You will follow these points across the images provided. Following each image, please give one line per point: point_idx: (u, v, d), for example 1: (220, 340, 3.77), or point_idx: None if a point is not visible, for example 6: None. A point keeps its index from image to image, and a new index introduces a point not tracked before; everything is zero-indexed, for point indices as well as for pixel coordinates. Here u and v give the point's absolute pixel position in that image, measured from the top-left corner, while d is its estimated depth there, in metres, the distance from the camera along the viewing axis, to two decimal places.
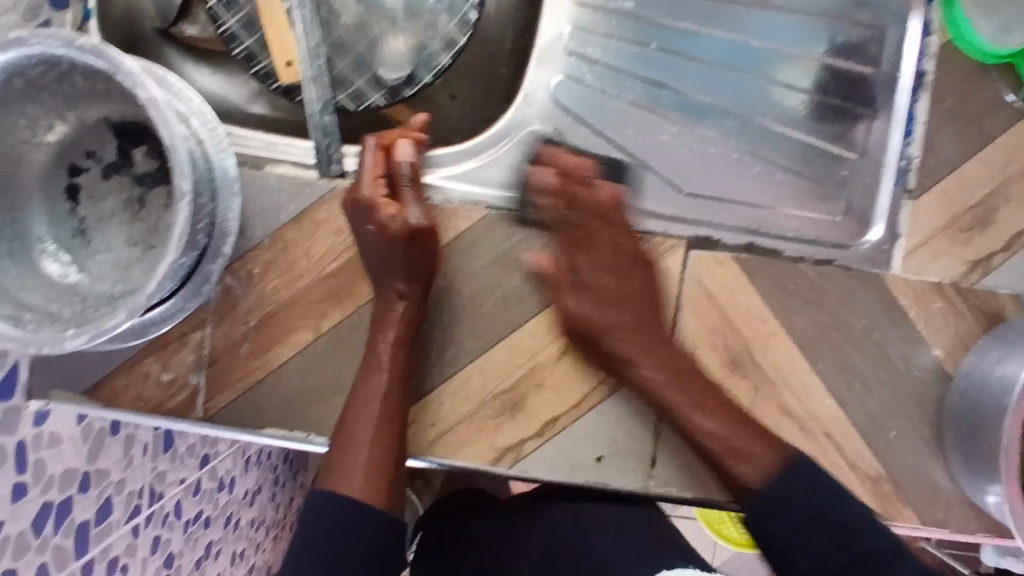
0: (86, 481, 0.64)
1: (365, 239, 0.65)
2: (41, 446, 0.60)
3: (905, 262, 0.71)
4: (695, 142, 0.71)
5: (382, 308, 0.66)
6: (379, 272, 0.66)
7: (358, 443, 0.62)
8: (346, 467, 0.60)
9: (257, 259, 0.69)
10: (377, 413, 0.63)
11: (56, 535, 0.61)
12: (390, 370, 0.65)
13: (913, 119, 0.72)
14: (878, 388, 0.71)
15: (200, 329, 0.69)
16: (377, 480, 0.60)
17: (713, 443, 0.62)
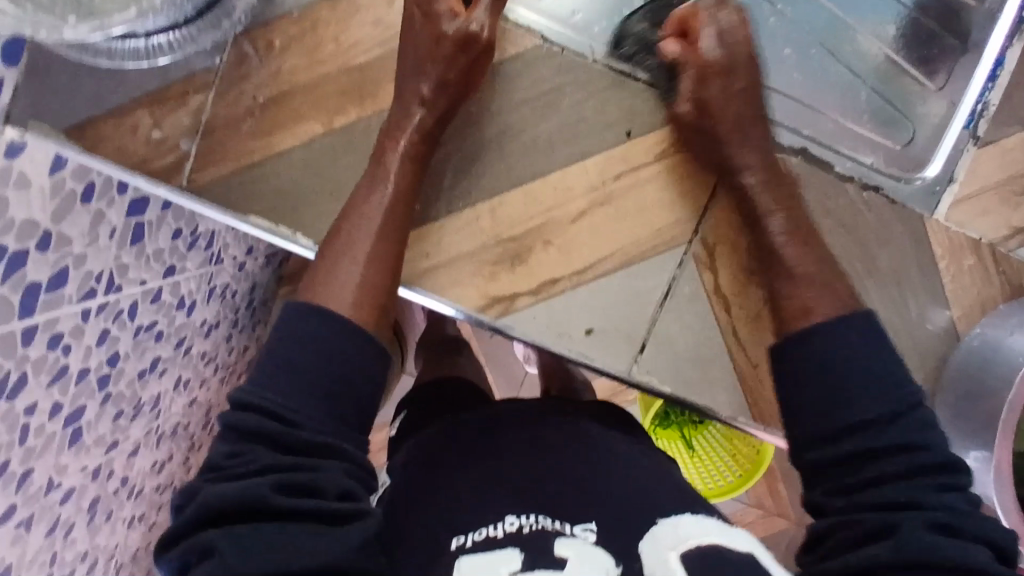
0: (47, 241, 0.52)
1: (414, 27, 0.60)
2: (8, 181, 0.48)
3: (952, 210, 0.68)
4: (782, 26, 0.67)
5: (401, 111, 0.60)
6: (408, 71, 0.60)
7: (352, 258, 0.55)
8: (336, 278, 0.54)
9: (281, 30, 0.64)
10: (377, 230, 0.57)
11: (2, 286, 0.48)
12: (395, 184, 0.59)
13: (1002, 64, 0.68)
14: (885, 330, 0.68)
15: (203, 91, 0.63)
16: (367, 301, 0.54)
17: (803, 270, 0.55)
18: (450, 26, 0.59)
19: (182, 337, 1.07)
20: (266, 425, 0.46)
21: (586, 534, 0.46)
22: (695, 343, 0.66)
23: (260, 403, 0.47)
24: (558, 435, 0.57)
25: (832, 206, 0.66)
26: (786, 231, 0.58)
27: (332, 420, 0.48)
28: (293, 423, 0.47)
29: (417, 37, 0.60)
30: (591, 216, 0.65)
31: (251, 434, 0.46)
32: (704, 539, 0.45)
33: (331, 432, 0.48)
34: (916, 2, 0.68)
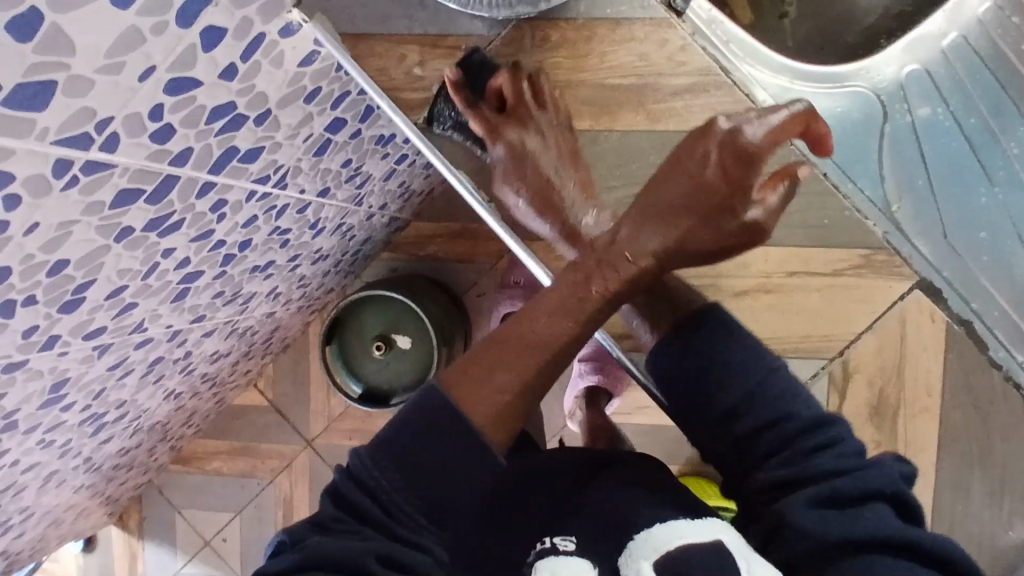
0: (263, 118, 0.66)
1: (697, 162, 0.52)
2: (269, 55, 0.61)
3: None
4: (991, 208, 0.70)
5: (611, 245, 0.53)
6: (666, 208, 0.52)
7: (503, 373, 0.47)
8: (482, 387, 0.46)
9: (559, 29, 0.69)
10: (533, 367, 0.48)
11: (216, 135, 0.61)
12: (583, 321, 0.50)
13: None
14: (968, 520, 0.70)
15: (471, 53, 0.70)
16: (501, 424, 0.46)
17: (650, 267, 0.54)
18: (745, 206, 0.52)
19: (297, 255, 1.11)
20: (358, 501, 0.43)
21: (565, 544, 0.50)
22: None
23: (362, 480, 0.43)
24: (643, 503, 0.54)
25: (973, 385, 0.68)
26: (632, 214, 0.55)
27: (428, 510, 0.43)
28: (392, 510, 0.43)
29: (687, 172, 0.52)
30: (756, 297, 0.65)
31: (352, 508, 0.43)
32: (680, 541, 0.46)
33: (418, 514, 0.43)
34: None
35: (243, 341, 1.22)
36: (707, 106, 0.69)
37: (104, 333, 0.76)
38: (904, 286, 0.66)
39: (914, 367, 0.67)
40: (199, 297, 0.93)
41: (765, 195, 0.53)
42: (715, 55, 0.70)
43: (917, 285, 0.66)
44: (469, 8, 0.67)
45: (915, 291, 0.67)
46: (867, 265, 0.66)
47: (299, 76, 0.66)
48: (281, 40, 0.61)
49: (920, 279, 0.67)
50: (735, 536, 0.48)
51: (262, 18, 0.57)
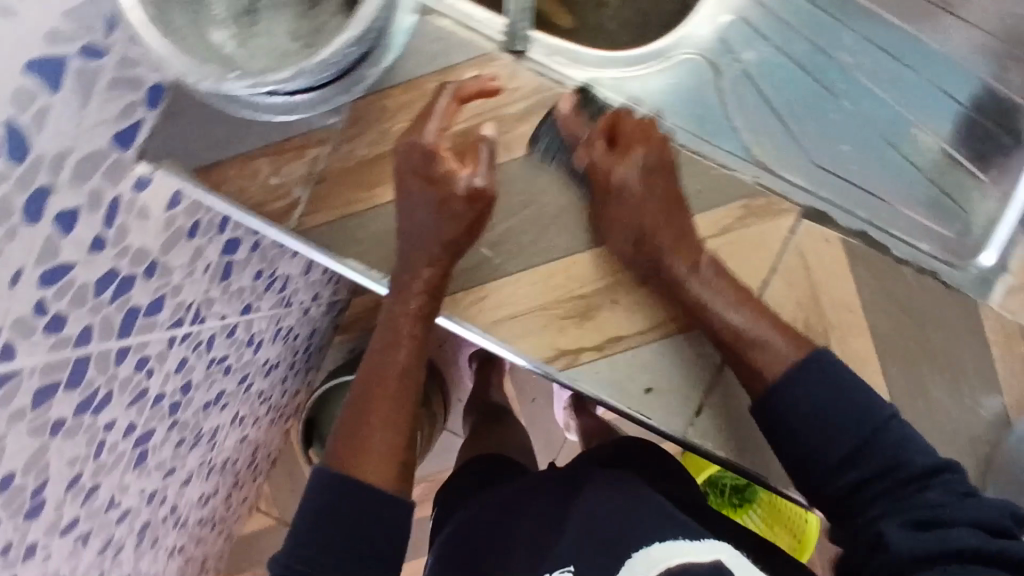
0: (152, 269, 0.65)
1: (410, 189, 0.67)
2: (131, 212, 0.60)
3: (1003, 298, 0.71)
4: (844, 119, 0.72)
5: (407, 272, 0.67)
6: (414, 237, 0.67)
7: (370, 422, 0.62)
8: (361, 448, 0.61)
9: (392, 95, 0.70)
10: (387, 402, 0.64)
11: (110, 305, 0.61)
12: (410, 343, 0.67)
13: None
14: (941, 414, 0.70)
15: (319, 146, 0.71)
16: (390, 459, 0.61)
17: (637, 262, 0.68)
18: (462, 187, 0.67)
19: (246, 375, 1.11)
20: None
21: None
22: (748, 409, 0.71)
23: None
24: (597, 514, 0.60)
25: (890, 287, 0.70)
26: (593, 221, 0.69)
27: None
28: None
29: (414, 206, 0.67)
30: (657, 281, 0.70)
31: None
32: (674, 560, 0.50)
33: None
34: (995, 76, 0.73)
35: (226, 473, 1.21)
36: (552, 120, 0.70)
37: (79, 524, 0.73)
38: (791, 218, 0.69)
39: (829, 291, 0.69)
40: (162, 453, 0.92)
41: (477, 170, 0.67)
42: (543, 70, 0.72)
43: (801, 215, 0.69)
44: (302, 107, 0.69)
45: (802, 222, 0.69)
46: (749, 213, 0.68)
47: (173, 218, 0.65)
48: (137, 194, 0.61)
49: (802, 207, 0.69)
50: (734, 552, 0.52)
51: (111, 181, 0.58)
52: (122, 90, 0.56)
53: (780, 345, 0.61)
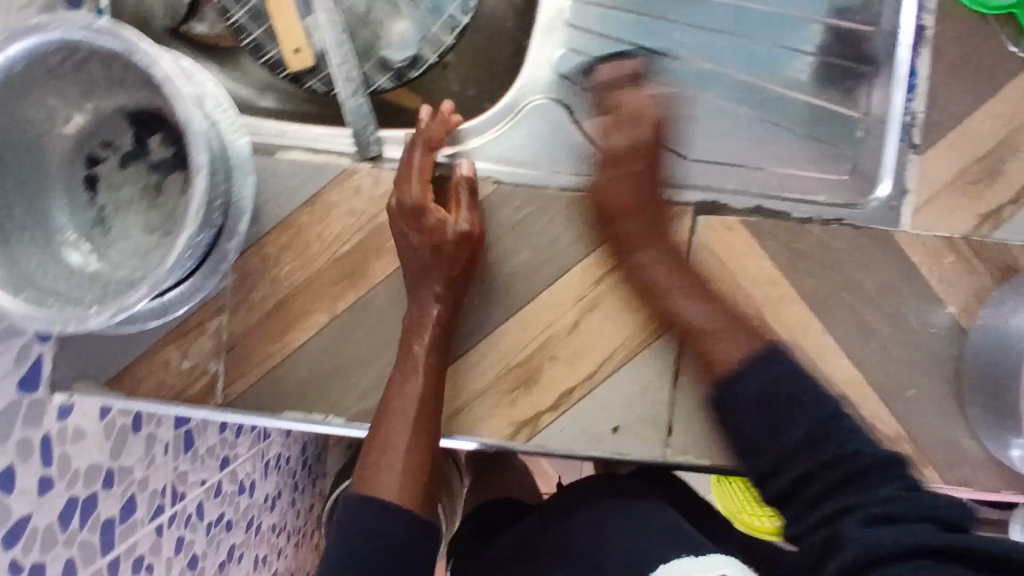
0: (110, 478, 0.64)
1: (404, 229, 0.67)
2: (66, 440, 0.61)
3: (915, 219, 0.71)
4: (702, 111, 0.71)
5: (417, 310, 0.66)
6: (415, 271, 0.67)
7: (390, 449, 0.61)
8: (382, 475, 0.60)
9: (270, 242, 0.70)
10: (408, 430, 0.62)
11: (82, 530, 0.62)
12: (426, 373, 0.65)
13: (914, 75, 0.70)
14: (894, 347, 0.70)
15: (217, 316, 0.70)
16: (413, 490, 0.60)
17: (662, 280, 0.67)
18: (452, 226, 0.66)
19: None
20: None
21: None
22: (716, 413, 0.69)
23: None
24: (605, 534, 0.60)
25: (800, 249, 0.70)
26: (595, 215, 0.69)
27: None
28: None
29: (410, 237, 0.67)
30: (587, 323, 0.70)
31: None
32: None
33: None
34: (837, 12, 0.71)
35: None
36: None
37: None
38: (687, 218, 0.70)
39: (745, 272, 0.70)
40: None
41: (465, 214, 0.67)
42: None
43: (696, 212, 0.70)
44: (177, 302, 0.60)
45: (699, 219, 0.70)
46: (646, 229, 0.70)
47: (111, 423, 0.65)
48: (62, 423, 0.61)
49: (694, 203, 0.70)
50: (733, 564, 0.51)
51: (33, 425, 0.58)
52: (5, 342, 0.57)
53: (729, 337, 0.63)
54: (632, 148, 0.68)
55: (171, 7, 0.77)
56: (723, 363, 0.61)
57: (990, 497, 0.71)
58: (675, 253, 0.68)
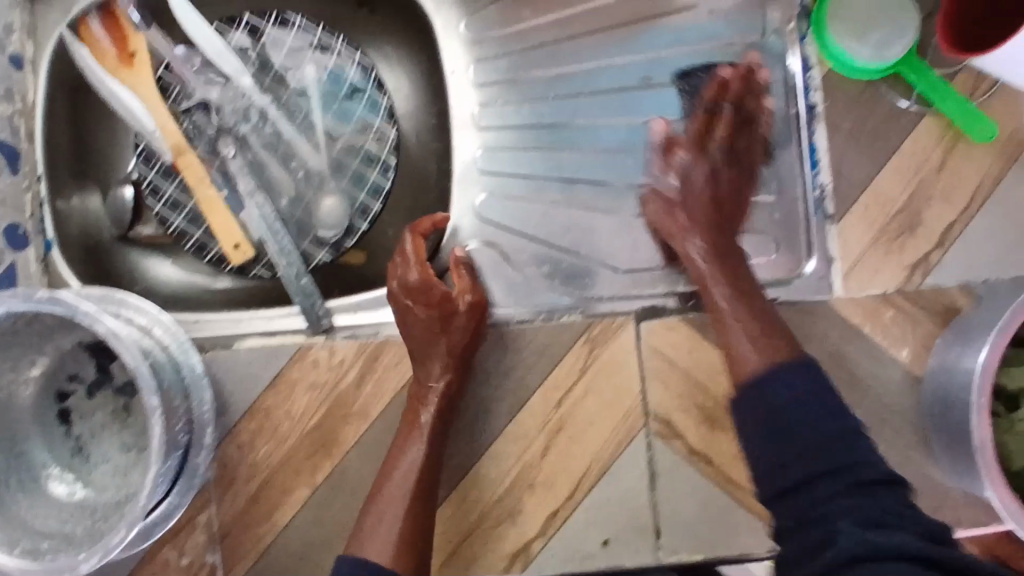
0: None
1: (403, 304, 0.69)
2: None
3: (846, 283, 0.73)
4: (626, 225, 0.74)
5: (422, 383, 0.68)
6: (419, 345, 0.68)
7: (387, 515, 0.62)
8: (378, 536, 0.61)
9: (243, 427, 0.73)
10: (405, 500, 0.63)
11: None
12: (428, 444, 0.66)
13: (816, 150, 0.73)
14: (854, 408, 0.72)
15: (205, 508, 0.72)
16: (408, 554, 0.60)
17: (706, 264, 0.64)
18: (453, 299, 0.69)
19: None
20: None
21: None
22: (698, 506, 0.71)
23: None
24: None
25: None
26: (710, 261, 0.64)
27: None
28: None
29: (411, 311, 0.68)
30: (556, 446, 0.72)
31: None
32: None
33: None
34: None
35: None
36: (388, 368, 0.73)
37: None
38: (630, 326, 0.72)
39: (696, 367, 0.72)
40: None
41: (464, 285, 0.70)
42: (359, 333, 0.74)
43: (639, 319, 0.73)
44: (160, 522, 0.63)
45: (642, 324, 0.72)
46: (594, 343, 0.73)
47: None
48: None
49: (636, 311, 0.73)
50: None
51: None
52: None
53: (772, 343, 0.58)
54: (696, 159, 0.68)
55: (117, 217, 0.82)
56: (744, 366, 0.58)
57: (982, 531, 0.72)
58: (741, 280, 0.64)
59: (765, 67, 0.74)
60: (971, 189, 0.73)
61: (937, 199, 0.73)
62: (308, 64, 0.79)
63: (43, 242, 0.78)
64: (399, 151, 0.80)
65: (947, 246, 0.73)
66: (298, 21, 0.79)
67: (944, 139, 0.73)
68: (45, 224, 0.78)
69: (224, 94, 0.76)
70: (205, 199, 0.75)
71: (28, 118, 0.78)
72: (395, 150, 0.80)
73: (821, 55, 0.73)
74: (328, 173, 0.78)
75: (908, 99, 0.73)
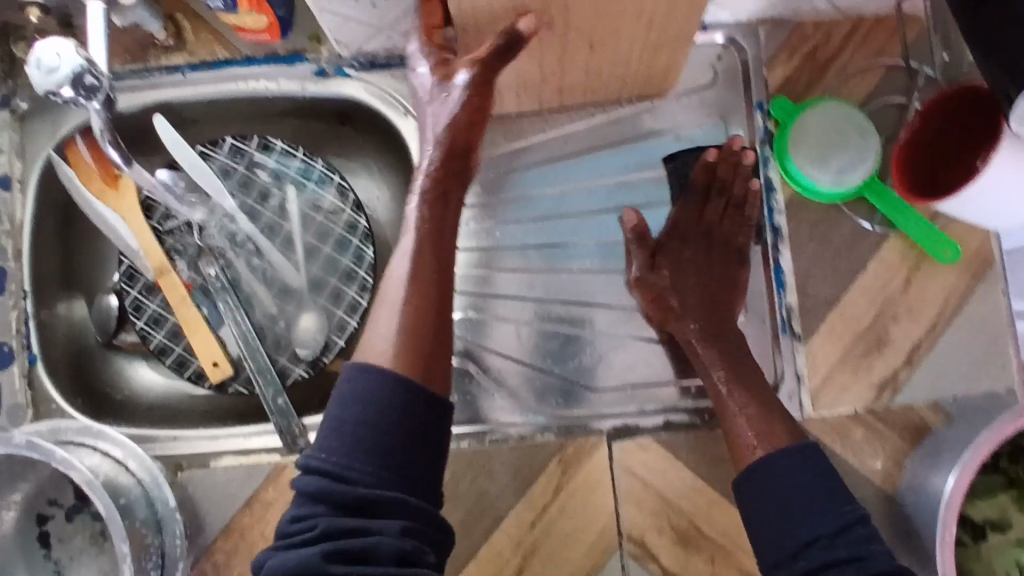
0: None
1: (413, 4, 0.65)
2: None
3: (816, 401, 0.73)
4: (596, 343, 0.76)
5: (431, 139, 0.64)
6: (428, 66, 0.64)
7: (387, 308, 0.59)
8: (378, 329, 0.58)
9: (219, 547, 0.73)
10: (408, 293, 0.59)
11: None
12: (421, 232, 0.62)
13: (782, 271, 0.74)
14: None
15: None
16: (409, 354, 0.56)
17: (682, 330, 0.72)
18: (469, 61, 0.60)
19: None
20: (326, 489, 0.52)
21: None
22: None
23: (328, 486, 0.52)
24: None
25: (715, 454, 0.73)
26: (706, 329, 0.71)
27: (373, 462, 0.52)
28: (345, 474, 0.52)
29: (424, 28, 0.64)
30: (531, 567, 0.72)
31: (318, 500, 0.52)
32: None
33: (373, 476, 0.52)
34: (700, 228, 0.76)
35: None
36: None
37: None
38: (603, 445, 0.73)
39: (669, 488, 0.73)
40: None
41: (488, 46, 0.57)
42: None
43: (611, 438, 0.73)
44: None
45: (614, 444, 0.73)
46: (567, 463, 0.73)
47: None
48: None
49: (608, 429, 0.74)
50: None
51: None
52: None
53: (773, 432, 0.64)
54: (684, 233, 0.76)
55: (102, 324, 0.84)
56: (750, 452, 0.64)
57: None
58: (734, 356, 0.69)
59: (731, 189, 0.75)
60: (938, 306, 0.74)
61: (904, 317, 0.74)
62: (289, 185, 0.82)
63: (28, 355, 0.78)
64: (376, 267, 0.81)
65: (916, 365, 0.74)
66: (280, 144, 0.82)
67: (909, 259, 0.75)
68: (30, 339, 0.78)
69: (208, 214, 0.78)
70: (188, 317, 0.78)
71: (15, 237, 0.79)
72: (372, 267, 0.81)
73: (783, 177, 0.75)
74: (308, 289, 0.81)
75: (870, 220, 0.74)
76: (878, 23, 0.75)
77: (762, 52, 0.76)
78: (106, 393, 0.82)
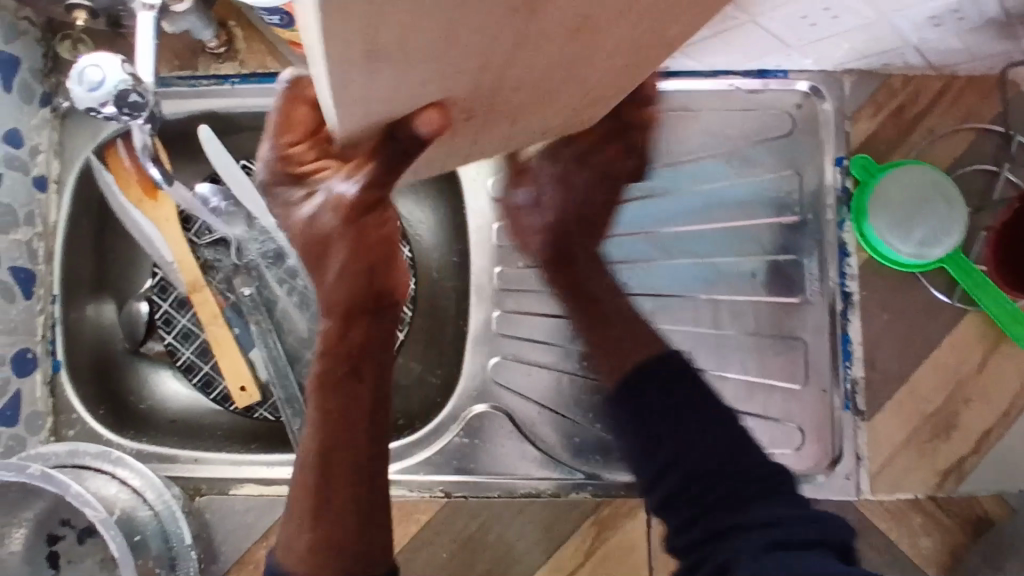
0: None
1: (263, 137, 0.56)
2: None
3: (874, 484, 0.69)
4: None
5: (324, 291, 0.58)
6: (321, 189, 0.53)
7: (303, 486, 0.56)
8: (293, 521, 0.55)
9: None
10: (313, 476, 0.55)
11: None
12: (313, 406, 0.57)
13: (849, 340, 0.70)
14: None
15: None
16: (319, 532, 0.54)
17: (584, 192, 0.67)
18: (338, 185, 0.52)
19: None
20: None
21: None
22: None
23: None
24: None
25: None
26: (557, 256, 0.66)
27: None
28: None
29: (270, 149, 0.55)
30: None
31: None
32: None
33: None
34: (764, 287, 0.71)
35: None
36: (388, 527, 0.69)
37: None
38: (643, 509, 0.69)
39: None
40: None
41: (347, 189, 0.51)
42: None
43: None
44: None
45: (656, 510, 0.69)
46: (602, 525, 0.69)
47: None
48: None
49: None
50: None
51: None
52: None
53: (614, 349, 0.61)
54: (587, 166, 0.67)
55: (130, 331, 0.80)
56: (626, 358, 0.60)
57: None
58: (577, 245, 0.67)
59: (801, 249, 0.71)
60: (1014, 392, 0.69)
61: (976, 401, 0.69)
62: None
63: (52, 362, 0.76)
64: (416, 300, 0.79)
65: (985, 453, 0.68)
66: None
67: (987, 339, 0.69)
68: (55, 344, 0.76)
69: (246, 231, 0.76)
70: (217, 335, 0.75)
71: (48, 239, 0.77)
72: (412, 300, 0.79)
73: (859, 242, 0.70)
74: None
75: (949, 294, 0.69)
76: (974, 82, 0.70)
77: (845, 105, 0.71)
78: (127, 402, 0.79)
